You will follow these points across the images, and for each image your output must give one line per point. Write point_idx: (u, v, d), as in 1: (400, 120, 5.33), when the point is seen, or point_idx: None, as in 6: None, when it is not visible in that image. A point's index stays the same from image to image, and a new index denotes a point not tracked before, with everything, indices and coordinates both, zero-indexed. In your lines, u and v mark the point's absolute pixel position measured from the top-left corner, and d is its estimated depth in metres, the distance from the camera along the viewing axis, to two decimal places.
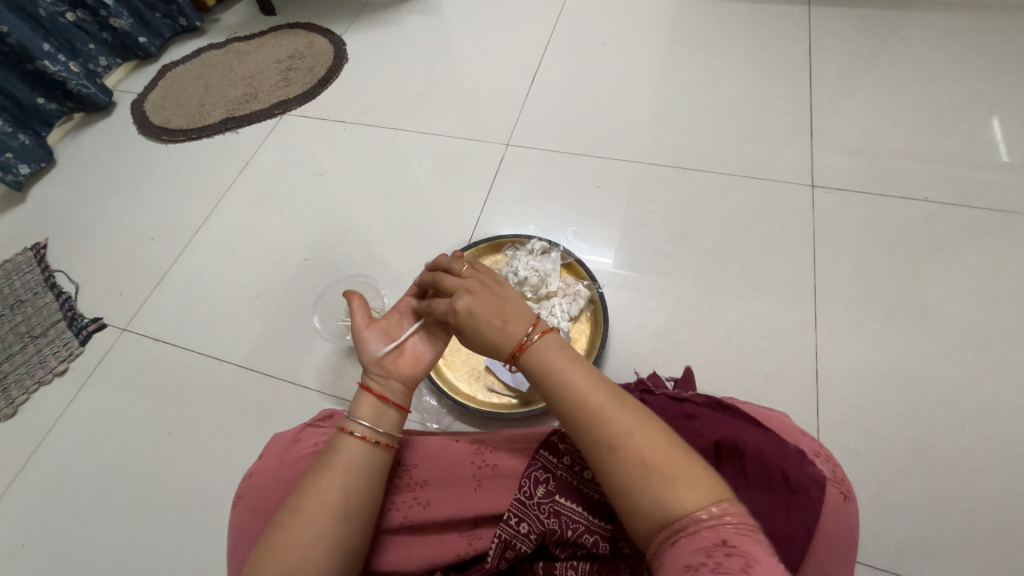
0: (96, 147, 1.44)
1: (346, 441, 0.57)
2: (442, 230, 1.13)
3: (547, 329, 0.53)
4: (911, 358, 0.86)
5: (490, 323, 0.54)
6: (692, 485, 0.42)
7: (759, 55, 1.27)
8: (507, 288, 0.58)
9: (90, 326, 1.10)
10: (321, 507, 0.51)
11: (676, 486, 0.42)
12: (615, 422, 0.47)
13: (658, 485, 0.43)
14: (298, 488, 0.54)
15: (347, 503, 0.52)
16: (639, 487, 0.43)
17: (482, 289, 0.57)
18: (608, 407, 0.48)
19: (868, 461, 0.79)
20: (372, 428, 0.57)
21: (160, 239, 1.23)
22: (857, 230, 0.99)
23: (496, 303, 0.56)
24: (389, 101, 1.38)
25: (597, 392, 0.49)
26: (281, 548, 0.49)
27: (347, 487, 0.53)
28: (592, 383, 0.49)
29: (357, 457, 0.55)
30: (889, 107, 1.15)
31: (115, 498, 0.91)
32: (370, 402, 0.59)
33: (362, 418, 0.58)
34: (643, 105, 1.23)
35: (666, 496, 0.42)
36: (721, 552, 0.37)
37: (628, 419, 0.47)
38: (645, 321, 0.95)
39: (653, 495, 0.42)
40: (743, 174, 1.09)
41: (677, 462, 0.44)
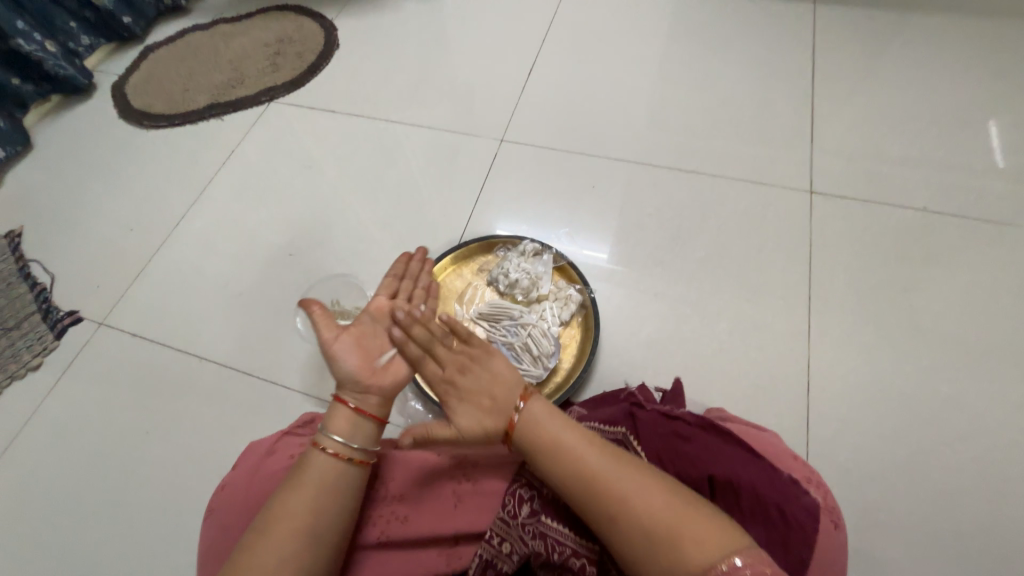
0: (74, 130, 1.38)
1: (318, 456, 0.55)
2: (432, 228, 1.10)
3: (533, 396, 0.56)
4: (902, 373, 0.85)
5: (480, 405, 0.57)
6: (702, 540, 0.44)
7: (761, 53, 1.24)
8: (495, 359, 0.60)
9: (66, 319, 1.07)
10: (289, 525, 0.50)
11: (687, 543, 0.44)
12: (608, 480, 0.49)
13: (668, 547, 0.44)
14: (269, 504, 0.53)
15: (318, 524, 0.51)
16: (643, 543, 0.46)
17: (471, 365, 0.60)
18: (597, 467, 0.50)
19: (855, 478, 0.78)
20: (345, 445, 0.55)
21: (139, 229, 1.19)
22: (854, 240, 0.98)
23: (484, 379, 0.58)
24: (381, 90, 1.33)
25: (582, 450, 0.51)
26: (243, 566, 0.48)
27: (317, 506, 0.52)
28: (591, 450, 0.51)
29: (330, 476, 0.54)
30: (890, 112, 1.12)
31: (91, 499, 0.88)
32: (346, 414, 0.57)
33: (336, 433, 0.56)
34: (641, 103, 1.20)
35: (680, 556, 0.44)
36: None
37: (620, 477, 0.49)
38: (636, 329, 0.93)
39: (662, 554, 0.45)
40: (741, 179, 1.07)
41: (682, 518, 0.46)
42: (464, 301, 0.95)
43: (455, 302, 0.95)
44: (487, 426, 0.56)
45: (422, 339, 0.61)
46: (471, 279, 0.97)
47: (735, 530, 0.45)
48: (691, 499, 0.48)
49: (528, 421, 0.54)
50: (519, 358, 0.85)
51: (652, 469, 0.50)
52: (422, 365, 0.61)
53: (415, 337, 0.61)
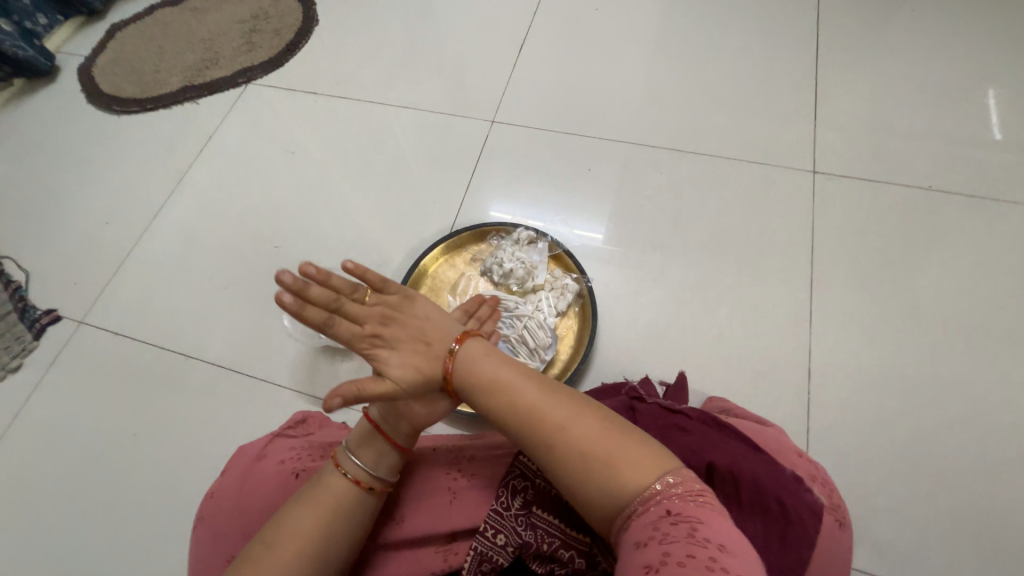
0: (40, 117, 1.31)
1: (334, 475, 0.53)
2: (422, 216, 1.05)
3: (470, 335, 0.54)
4: (905, 358, 0.84)
5: (413, 351, 0.53)
6: (633, 461, 0.43)
7: (762, 24, 1.18)
8: (422, 304, 0.55)
9: (44, 318, 1.03)
10: (293, 540, 0.48)
11: (619, 467, 0.43)
12: (543, 414, 0.47)
13: (601, 471, 0.43)
14: (273, 518, 0.50)
15: (324, 538, 0.49)
16: (576, 475, 0.44)
17: (392, 314, 0.53)
18: (532, 402, 0.48)
19: (856, 464, 0.78)
20: (365, 472, 0.53)
21: (116, 222, 1.13)
22: (858, 221, 0.95)
23: (414, 325, 0.54)
24: (364, 70, 1.27)
25: (516, 386, 0.49)
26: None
27: (322, 520, 0.50)
28: (523, 381, 0.49)
29: (341, 493, 0.52)
30: (896, 85, 1.08)
31: (81, 503, 0.86)
32: (367, 438, 0.54)
33: (358, 458, 0.54)
34: (638, 80, 1.15)
35: (613, 481, 0.43)
36: (667, 522, 0.38)
37: (554, 409, 0.47)
38: (635, 317, 0.91)
39: (595, 485, 0.43)
40: (742, 159, 1.03)
41: (615, 442, 0.44)
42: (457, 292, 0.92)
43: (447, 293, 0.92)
44: (429, 370, 0.52)
45: (324, 299, 0.51)
46: (464, 269, 0.94)
47: (667, 451, 0.45)
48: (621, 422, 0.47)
49: (468, 356, 0.52)
50: (515, 351, 0.83)
51: (585, 398, 0.49)
52: (333, 327, 0.52)
53: (314, 300, 0.50)
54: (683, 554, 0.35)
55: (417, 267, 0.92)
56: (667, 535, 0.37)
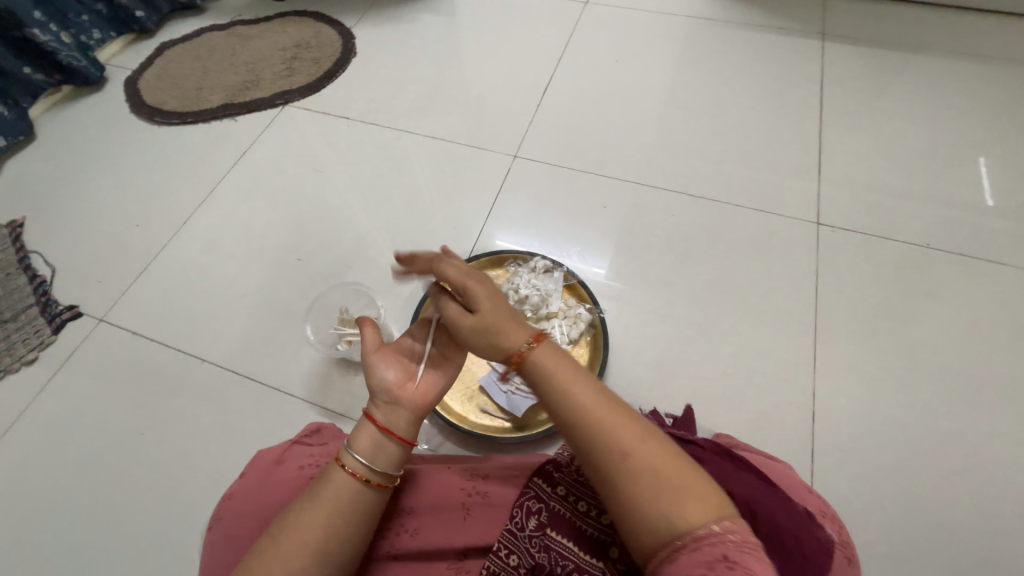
0: (82, 122, 1.38)
1: (338, 474, 0.53)
2: (442, 239, 1.10)
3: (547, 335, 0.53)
4: (905, 407, 0.86)
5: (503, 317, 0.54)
6: (696, 499, 0.41)
7: (769, 85, 1.27)
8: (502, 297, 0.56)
9: (64, 314, 1.05)
10: (299, 541, 0.49)
11: (682, 500, 0.42)
12: (610, 431, 0.45)
13: (662, 496, 0.42)
14: (282, 517, 0.51)
15: (331, 542, 0.50)
16: (632, 497, 0.43)
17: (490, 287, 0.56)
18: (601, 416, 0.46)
19: (858, 509, 0.79)
20: (365, 467, 0.53)
21: (146, 225, 1.18)
22: (859, 273, 1.00)
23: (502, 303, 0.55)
24: (395, 100, 1.35)
25: (586, 398, 0.47)
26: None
27: (330, 524, 0.50)
28: (595, 394, 0.47)
29: (347, 491, 0.53)
30: (894, 148, 1.15)
31: (79, 501, 0.86)
32: (369, 434, 0.55)
33: (359, 453, 0.54)
34: (652, 127, 1.22)
35: (670, 509, 0.41)
36: (725, 569, 0.37)
37: (622, 428, 0.45)
38: (643, 350, 0.93)
39: (652, 511, 0.42)
40: (749, 206, 1.08)
41: (680, 476, 0.43)
42: None
43: None
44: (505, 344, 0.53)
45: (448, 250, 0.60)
46: None
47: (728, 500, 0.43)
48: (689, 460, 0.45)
49: (544, 356, 0.51)
50: None
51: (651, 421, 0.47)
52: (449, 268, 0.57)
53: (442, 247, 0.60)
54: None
55: None
56: None
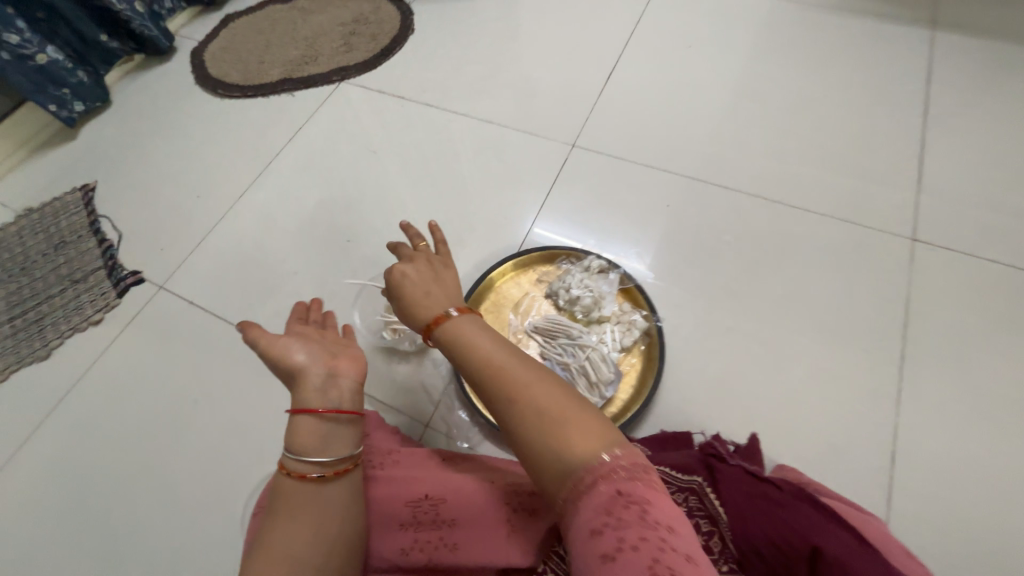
0: (152, 91, 1.41)
1: (291, 484, 0.52)
2: (492, 229, 1.06)
3: (469, 310, 0.55)
4: (1006, 457, 0.76)
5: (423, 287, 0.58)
6: (584, 434, 0.43)
7: (866, 80, 1.13)
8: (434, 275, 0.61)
9: (128, 278, 1.09)
10: (281, 559, 0.47)
11: (571, 436, 0.43)
12: (508, 378, 0.47)
13: (557, 435, 0.43)
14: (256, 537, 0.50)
15: (314, 554, 0.49)
16: (531, 439, 0.44)
17: (433, 267, 0.62)
18: (500, 367, 0.48)
19: (940, 566, 0.70)
20: (315, 461, 0.52)
21: (205, 196, 1.20)
22: (959, 298, 0.88)
23: (439, 280, 0.60)
24: (452, 81, 1.30)
25: (488, 351, 0.50)
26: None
27: (310, 535, 0.50)
28: (498, 348, 0.50)
29: (315, 497, 0.52)
30: (1013, 157, 1.01)
31: (134, 461, 0.90)
32: (307, 426, 0.53)
33: (302, 453, 0.52)
34: (726, 121, 1.12)
35: (568, 446, 0.42)
36: (620, 504, 0.39)
37: (519, 375, 0.47)
38: (701, 365, 0.86)
39: (548, 451, 0.43)
40: (833, 215, 0.98)
41: (572, 411, 0.45)
42: (519, 311, 0.92)
43: (509, 310, 0.92)
44: (427, 310, 0.56)
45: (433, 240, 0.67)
46: (529, 289, 0.94)
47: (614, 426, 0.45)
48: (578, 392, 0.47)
49: (461, 323, 0.53)
50: (574, 381, 0.82)
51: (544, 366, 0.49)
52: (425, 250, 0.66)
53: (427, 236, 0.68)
54: (636, 538, 0.37)
55: (484, 279, 0.93)
56: (619, 520, 0.38)
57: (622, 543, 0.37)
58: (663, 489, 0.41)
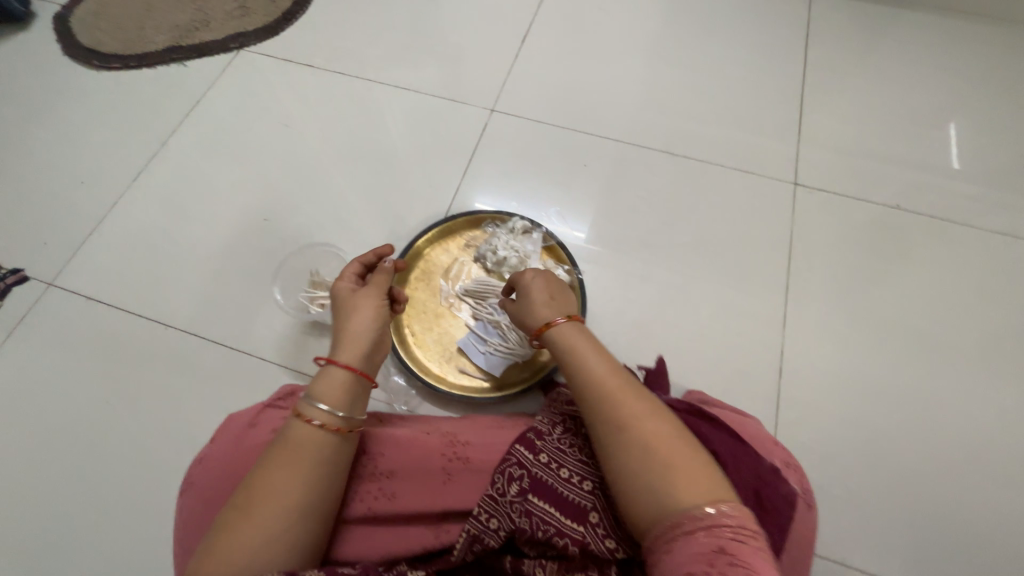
0: (9, 65, 1.23)
1: (300, 426, 0.52)
2: (418, 199, 1.05)
3: (578, 320, 0.60)
4: (867, 362, 0.90)
5: (542, 298, 0.63)
6: (692, 481, 0.45)
7: (758, 40, 1.23)
8: (551, 284, 0.66)
9: (9, 279, 0.97)
10: (270, 501, 0.48)
11: (677, 480, 0.45)
12: (621, 410, 0.51)
13: (660, 475, 0.46)
14: (247, 480, 0.50)
15: (306, 498, 0.50)
16: (636, 472, 0.47)
17: (548, 280, 0.66)
18: (613, 397, 0.51)
19: (818, 457, 0.84)
20: (332, 414, 0.53)
21: (93, 182, 1.08)
22: (833, 234, 1.01)
23: (553, 289, 0.65)
24: (365, 47, 1.25)
25: (603, 379, 0.53)
26: (226, 550, 0.45)
27: (302, 483, 0.50)
28: (609, 372, 0.53)
29: (312, 443, 0.52)
30: (874, 108, 1.15)
31: (47, 470, 0.83)
32: (339, 378, 0.56)
33: (325, 403, 0.54)
34: (636, 82, 1.18)
35: (677, 494, 0.45)
36: (720, 558, 0.40)
37: (633, 411, 0.50)
38: (622, 311, 0.94)
39: (652, 487, 0.46)
40: (731, 166, 1.07)
41: (683, 456, 0.47)
42: (449, 276, 0.93)
43: (440, 277, 0.94)
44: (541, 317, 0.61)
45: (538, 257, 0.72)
46: (457, 254, 0.95)
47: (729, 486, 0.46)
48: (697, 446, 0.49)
49: (566, 334, 0.58)
50: (505, 336, 0.84)
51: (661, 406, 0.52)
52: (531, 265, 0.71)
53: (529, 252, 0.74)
54: None
55: (411, 248, 0.93)
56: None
57: None
58: (773, 564, 0.41)
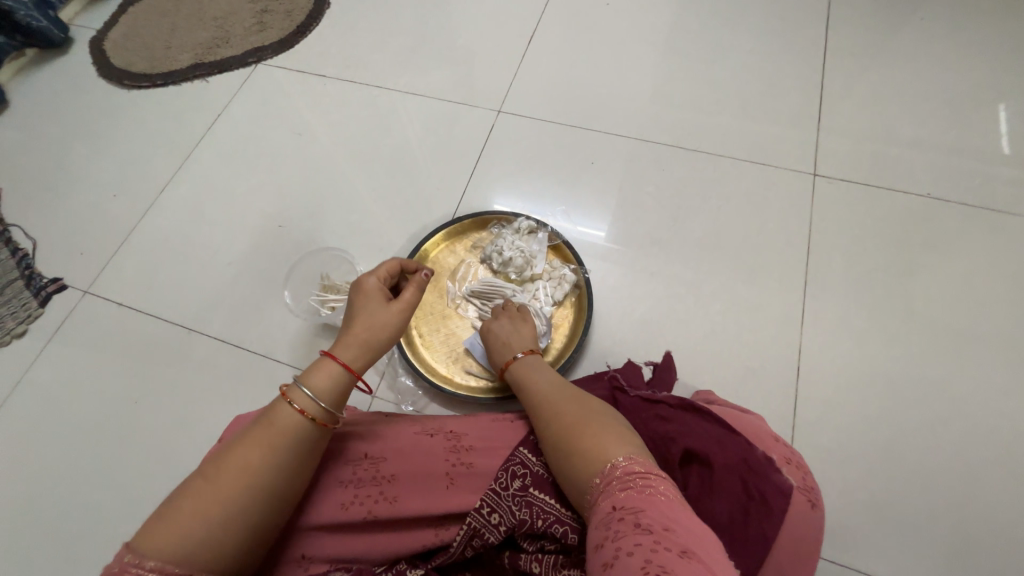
0: (51, 88, 1.32)
1: (282, 407, 0.54)
2: (426, 201, 1.07)
3: (532, 352, 0.71)
4: (893, 360, 0.85)
5: (508, 335, 0.76)
6: (599, 453, 0.50)
7: (773, 26, 1.18)
8: (518, 320, 0.79)
9: (49, 287, 1.04)
10: (235, 475, 0.50)
11: (588, 456, 0.51)
12: (547, 413, 0.58)
13: (574, 457, 0.52)
14: (219, 454, 0.52)
15: (264, 481, 0.50)
16: (561, 464, 0.53)
17: (516, 320, 0.79)
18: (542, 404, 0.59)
19: (839, 460, 0.80)
20: (313, 403, 0.54)
21: (123, 195, 1.15)
22: (855, 225, 0.96)
23: (517, 326, 0.78)
24: (374, 54, 1.27)
25: (538, 393, 0.62)
26: (182, 514, 0.47)
27: (277, 466, 0.52)
28: (540, 385, 0.63)
29: (289, 428, 0.53)
30: (901, 92, 1.08)
31: (80, 466, 0.89)
32: (330, 371, 0.58)
33: (308, 391, 0.55)
34: (645, 76, 1.15)
35: (585, 464, 0.50)
36: (615, 516, 0.43)
37: (557, 410, 0.57)
38: (629, 310, 0.92)
39: (574, 472, 0.51)
40: (744, 158, 1.04)
41: (594, 435, 0.52)
42: (456, 278, 0.94)
43: (447, 278, 0.94)
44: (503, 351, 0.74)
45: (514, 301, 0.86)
46: (464, 256, 0.96)
47: (638, 450, 0.50)
48: (610, 419, 0.54)
49: (519, 365, 0.69)
50: None
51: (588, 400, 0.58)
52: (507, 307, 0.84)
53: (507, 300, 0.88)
54: (631, 546, 0.40)
55: (418, 251, 0.94)
56: (617, 531, 0.42)
57: (618, 551, 0.40)
58: (666, 503, 0.44)
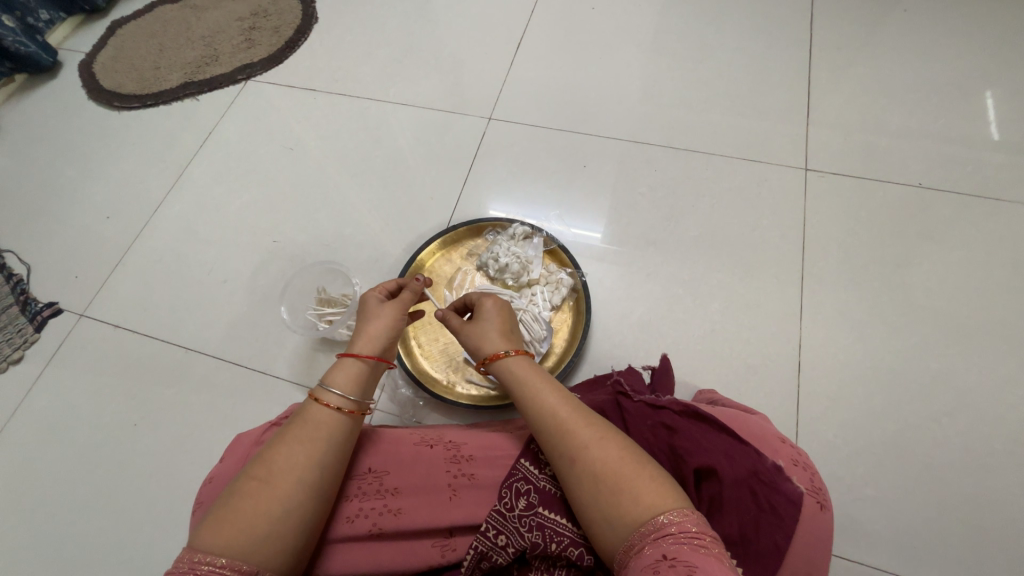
0: (41, 112, 1.32)
1: (314, 407, 0.56)
2: (420, 211, 1.07)
3: (522, 352, 0.63)
4: (892, 352, 0.85)
5: (493, 326, 0.66)
6: (641, 495, 0.46)
7: (758, 23, 1.19)
8: (505, 311, 0.69)
9: (45, 311, 1.04)
10: (287, 474, 0.50)
11: (626, 497, 0.46)
12: (570, 441, 0.52)
13: (609, 497, 0.47)
14: (262, 454, 0.52)
15: (316, 473, 0.51)
16: (589, 500, 0.49)
17: (499, 308, 0.69)
18: (562, 428, 0.53)
19: (845, 455, 0.79)
20: (342, 397, 0.56)
21: (117, 216, 1.15)
22: (848, 218, 0.96)
23: (500, 315, 0.68)
24: (363, 66, 1.28)
25: (554, 412, 0.54)
26: (243, 514, 0.47)
27: (325, 463, 0.52)
28: (556, 398, 0.55)
29: (325, 424, 0.54)
30: (889, 84, 1.09)
31: (81, 492, 0.88)
32: (352, 369, 0.60)
33: (335, 388, 0.57)
34: (633, 78, 1.16)
35: (625, 511, 0.46)
36: (665, 565, 0.41)
37: (582, 439, 0.51)
38: (627, 313, 0.92)
39: (603, 510, 0.47)
40: (736, 155, 1.04)
41: (632, 472, 0.48)
42: (453, 286, 0.93)
43: (444, 287, 0.94)
44: (487, 346, 0.64)
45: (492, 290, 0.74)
46: (460, 264, 0.96)
47: (680, 493, 0.47)
48: (643, 455, 0.50)
49: (511, 366, 0.61)
50: None
51: (609, 426, 0.53)
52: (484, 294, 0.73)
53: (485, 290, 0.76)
54: None
55: (414, 261, 0.93)
56: None
57: None
58: (717, 554, 0.41)
